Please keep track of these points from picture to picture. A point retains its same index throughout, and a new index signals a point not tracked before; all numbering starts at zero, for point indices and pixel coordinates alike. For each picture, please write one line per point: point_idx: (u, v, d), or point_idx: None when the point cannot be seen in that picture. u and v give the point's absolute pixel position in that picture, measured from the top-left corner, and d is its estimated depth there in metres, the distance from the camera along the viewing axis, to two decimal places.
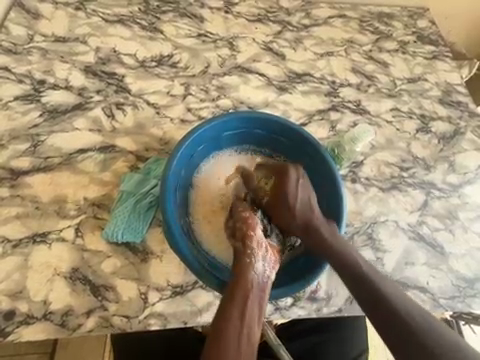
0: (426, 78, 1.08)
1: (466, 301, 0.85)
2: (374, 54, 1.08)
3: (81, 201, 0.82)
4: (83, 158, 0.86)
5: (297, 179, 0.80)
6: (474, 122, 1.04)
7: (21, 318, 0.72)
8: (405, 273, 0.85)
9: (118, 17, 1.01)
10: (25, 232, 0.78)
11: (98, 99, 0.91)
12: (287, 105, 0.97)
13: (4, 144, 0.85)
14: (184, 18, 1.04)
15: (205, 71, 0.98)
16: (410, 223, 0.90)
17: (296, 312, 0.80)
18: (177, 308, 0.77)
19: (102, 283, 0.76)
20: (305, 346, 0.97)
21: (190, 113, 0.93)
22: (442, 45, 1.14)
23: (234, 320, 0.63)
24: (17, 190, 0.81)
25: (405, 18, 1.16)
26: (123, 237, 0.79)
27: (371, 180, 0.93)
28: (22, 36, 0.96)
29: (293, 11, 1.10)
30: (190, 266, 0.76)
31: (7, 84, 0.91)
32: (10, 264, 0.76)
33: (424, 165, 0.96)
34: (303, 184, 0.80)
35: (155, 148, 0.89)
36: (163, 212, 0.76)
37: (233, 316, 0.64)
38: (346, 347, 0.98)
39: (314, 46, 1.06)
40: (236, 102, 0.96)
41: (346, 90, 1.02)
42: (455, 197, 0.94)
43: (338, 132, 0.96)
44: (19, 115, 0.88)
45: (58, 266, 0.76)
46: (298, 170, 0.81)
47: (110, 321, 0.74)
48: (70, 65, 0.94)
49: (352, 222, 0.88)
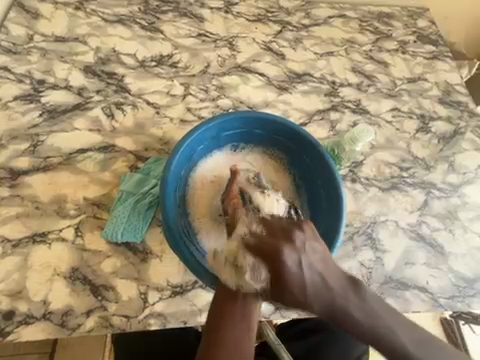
0: (426, 78, 1.08)
1: (466, 302, 0.85)
2: (374, 54, 1.08)
3: (81, 201, 0.82)
4: (83, 158, 0.86)
5: (295, 257, 0.63)
6: (474, 122, 1.04)
7: (20, 318, 0.72)
8: (404, 273, 0.85)
9: (118, 17, 1.01)
10: (25, 232, 0.78)
11: (98, 99, 0.91)
12: (287, 105, 0.97)
13: (4, 144, 0.85)
14: (183, 18, 1.04)
15: (204, 71, 0.98)
16: (410, 223, 0.90)
17: (296, 312, 0.80)
18: (176, 308, 0.77)
19: (101, 283, 0.76)
20: (307, 346, 0.97)
21: (190, 113, 0.93)
22: (442, 45, 1.14)
23: (235, 328, 0.62)
24: (17, 190, 0.81)
25: (404, 18, 1.16)
26: (123, 237, 0.79)
27: (371, 180, 0.93)
28: (22, 36, 0.96)
29: (292, 11, 1.10)
30: (190, 267, 0.76)
31: (7, 84, 0.91)
32: (10, 264, 0.76)
33: (424, 165, 0.96)
34: (306, 262, 0.63)
35: (155, 148, 0.89)
36: (163, 212, 0.76)
37: (227, 324, 0.63)
38: (348, 346, 0.97)
39: (314, 46, 1.06)
40: (236, 102, 0.96)
41: (346, 90, 1.02)
42: (455, 197, 0.94)
43: (338, 132, 0.96)
44: (20, 115, 0.88)
45: (58, 266, 0.76)
46: (295, 243, 0.64)
47: (110, 321, 0.74)
48: (69, 65, 0.94)
49: (352, 222, 0.88)
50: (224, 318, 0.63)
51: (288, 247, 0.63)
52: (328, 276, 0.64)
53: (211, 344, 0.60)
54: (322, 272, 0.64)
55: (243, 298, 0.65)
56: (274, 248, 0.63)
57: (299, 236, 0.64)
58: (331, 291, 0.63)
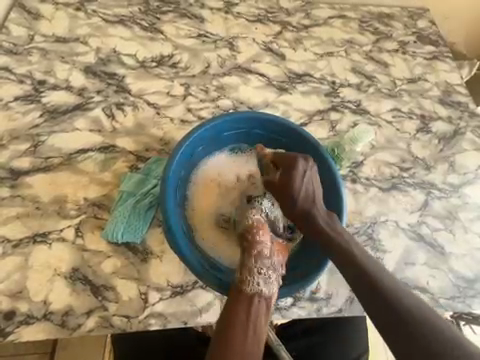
0: (426, 78, 1.08)
1: (466, 302, 0.85)
2: (374, 54, 1.08)
3: (81, 201, 0.82)
4: (83, 158, 0.86)
5: (304, 175, 0.76)
6: (474, 122, 1.04)
7: (21, 318, 0.72)
8: (405, 273, 0.85)
9: (119, 18, 1.02)
10: (26, 232, 0.78)
11: (98, 99, 0.92)
12: (287, 105, 0.97)
13: (5, 144, 0.85)
14: (184, 19, 1.04)
15: (205, 71, 0.98)
16: (410, 223, 0.90)
17: (296, 313, 0.80)
18: (176, 308, 0.77)
19: (102, 283, 0.76)
20: (305, 346, 0.97)
21: (190, 113, 0.93)
22: (442, 45, 1.14)
23: (241, 315, 0.66)
24: (17, 190, 0.81)
25: (405, 18, 1.16)
26: (123, 237, 0.79)
27: (371, 180, 0.93)
28: (23, 36, 0.96)
29: (293, 11, 1.11)
30: (189, 265, 0.75)
31: (8, 84, 0.91)
32: (11, 265, 0.76)
33: (424, 165, 0.96)
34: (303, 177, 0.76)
35: (155, 148, 0.89)
36: (163, 211, 0.75)
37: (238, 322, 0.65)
38: (347, 347, 0.98)
39: (314, 46, 1.06)
40: (236, 102, 0.96)
41: (346, 90, 1.02)
42: (455, 197, 0.94)
43: (338, 132, 0.96)
44: (20, 115, 0.88)
45: (58, 266, 0.76)
46: (308, 163, 0.76)
47: (110, 321, 0.74)
48: (70, 65, 0.94)
49: (352, 222, 0.88)
50: (233, 313, 0.67)
51: (301, 162, 0.76)
52: (317, 194, 0.77)
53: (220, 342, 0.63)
54: (315, 188, 0.76)
55: (253, 308, 0.68)
56: (291, 162, 0.76)
57: (302, 165, 0.76)
58: (314, 201, 0.76)
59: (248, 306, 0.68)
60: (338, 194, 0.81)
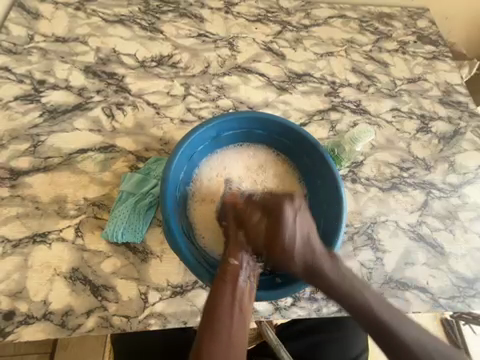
0: (426, 78, 1.08)
1: (466, 302, 0.84)
2: (374, 54, 1.08)
3: (81, 201, 0.82)
4: (83, 158, 0.86)
5: (293, 212, 0.74)
6: (474, 122, 1.04)
7: (20, 318, 0.72)
8: (405, 273, 0.84)
9: (119, 17, 1.02)
10: (26, 232, 0.78)
11: (98, 99, 0.91)
12: (287, 105, 0.97)
13: (4, 144, 0.85)
14: (184, 18, 1.04)
15: (204, 71, 0.98)
16: (410, 223, 0.90)
17: (296, 312, 0.80)
18: (176, 308, 0.77)
19: (102, 283, 0.76)
20: (306, 346, 0.97)
21: (190, 113, 0.93)
22: (442, 46, 1.14)
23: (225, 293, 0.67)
24: (17, 190, 0.81)
25: (404, 18, 1.16)
26: (123, 237, 0.79)
27: (371, 180, 0.93)
28: (22, 36, 0.96)
29: (293, 11, 1.10)
30: (190, 266, 0.74)
31: (7, 84, 0.91)
32: (10, 264, 0.75)
33: (424, 165, 0.96)
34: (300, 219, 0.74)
35: (155, 148, 0.89)
36: (163, 211, 0.74)
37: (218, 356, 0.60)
38: (347, 347, 0.97)
39: (314, 46, 1.06)
40: (236, 103, 0.96)
41: (346, 90, 1.02)
42: (455, 197, 0.94)
43: (338, 132, 0.96)
44: (20, 115, 0.88)
45: (58, 266, 0.76)
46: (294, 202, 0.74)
47: (110, 321, 0.74)
48: (69, 65, 0.94)
49: (352, 222, 0.88)
50: (212, 342, 0.61)
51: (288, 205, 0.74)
52: (316, 243, 0.73)
53: (207, 330, 0.62)
54: (310, 231, 0.73)
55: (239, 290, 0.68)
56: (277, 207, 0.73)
57: (289, 211, 0.73)
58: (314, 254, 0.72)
59: (235, 280, 0.69)
60: (338, 202, 0.79)
